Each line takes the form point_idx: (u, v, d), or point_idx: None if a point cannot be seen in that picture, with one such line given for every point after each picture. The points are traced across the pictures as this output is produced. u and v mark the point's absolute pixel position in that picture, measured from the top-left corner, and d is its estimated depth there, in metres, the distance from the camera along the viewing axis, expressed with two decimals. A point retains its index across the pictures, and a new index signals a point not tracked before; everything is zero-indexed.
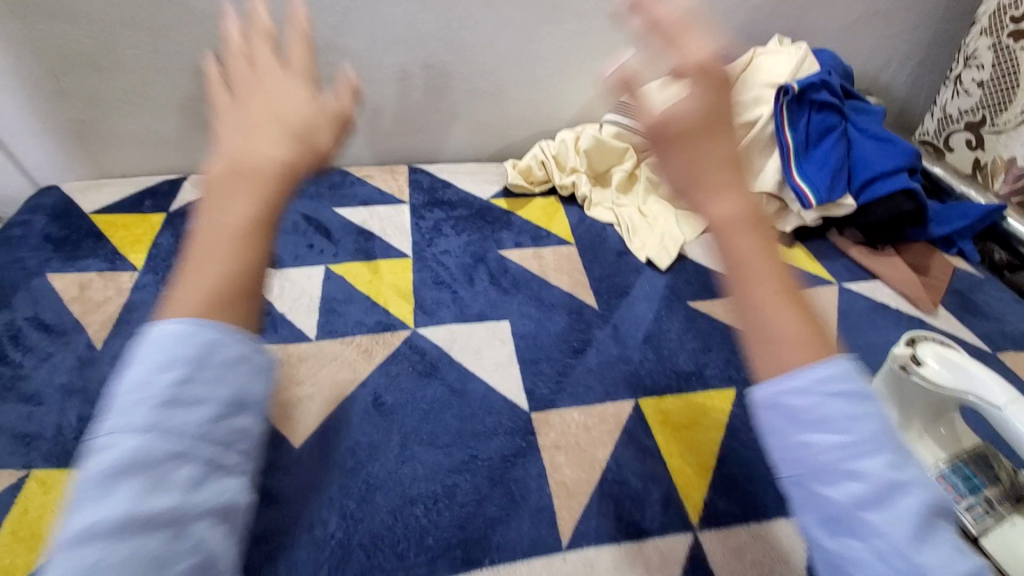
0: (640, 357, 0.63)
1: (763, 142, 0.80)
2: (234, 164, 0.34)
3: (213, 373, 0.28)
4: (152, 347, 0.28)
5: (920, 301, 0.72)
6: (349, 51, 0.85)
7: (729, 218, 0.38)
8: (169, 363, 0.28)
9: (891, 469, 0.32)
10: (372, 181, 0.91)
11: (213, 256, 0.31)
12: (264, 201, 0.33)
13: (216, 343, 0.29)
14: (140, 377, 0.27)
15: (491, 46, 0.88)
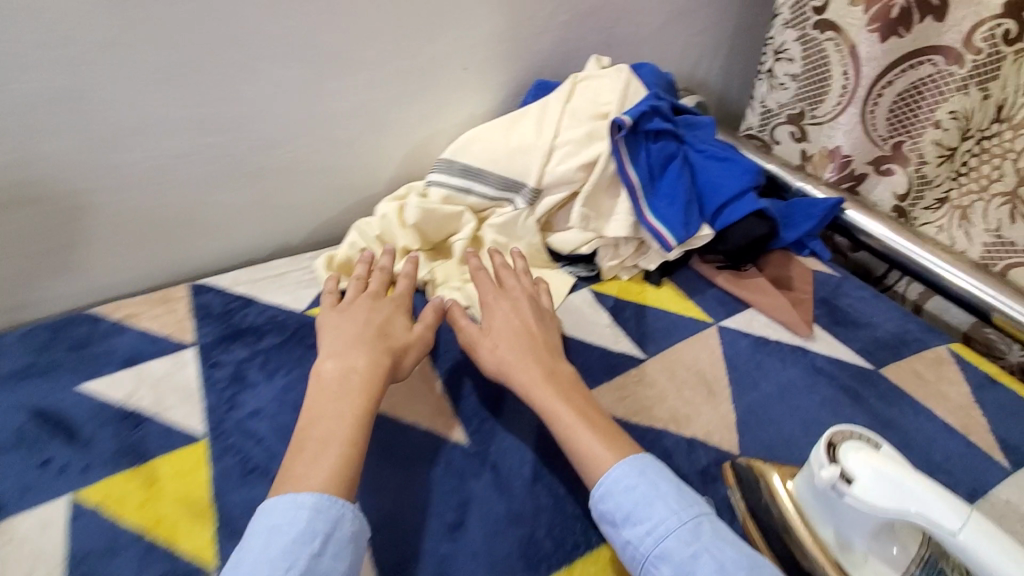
0: (534, 509, 0.51)
1: (607, 183, 0.70)
2: (341, 373, 0.52)
3: (335, 547, 0.42)
4: (286, 525, 0.42)
5: (797, 326, 0.68)
6: (53, 157, 0.60)
7: (530, 387, 0.56)
8: (303, 539, 0.41)
9: (692, 548, 0.44)
10: (136, 323, 0.67)
11: (333, 442, 0.47)
12: (367, 398, 0.51)
13: (341, 520, 0.43)
14: (284, 550, 0.41)
15: (261, 118, 0.68)
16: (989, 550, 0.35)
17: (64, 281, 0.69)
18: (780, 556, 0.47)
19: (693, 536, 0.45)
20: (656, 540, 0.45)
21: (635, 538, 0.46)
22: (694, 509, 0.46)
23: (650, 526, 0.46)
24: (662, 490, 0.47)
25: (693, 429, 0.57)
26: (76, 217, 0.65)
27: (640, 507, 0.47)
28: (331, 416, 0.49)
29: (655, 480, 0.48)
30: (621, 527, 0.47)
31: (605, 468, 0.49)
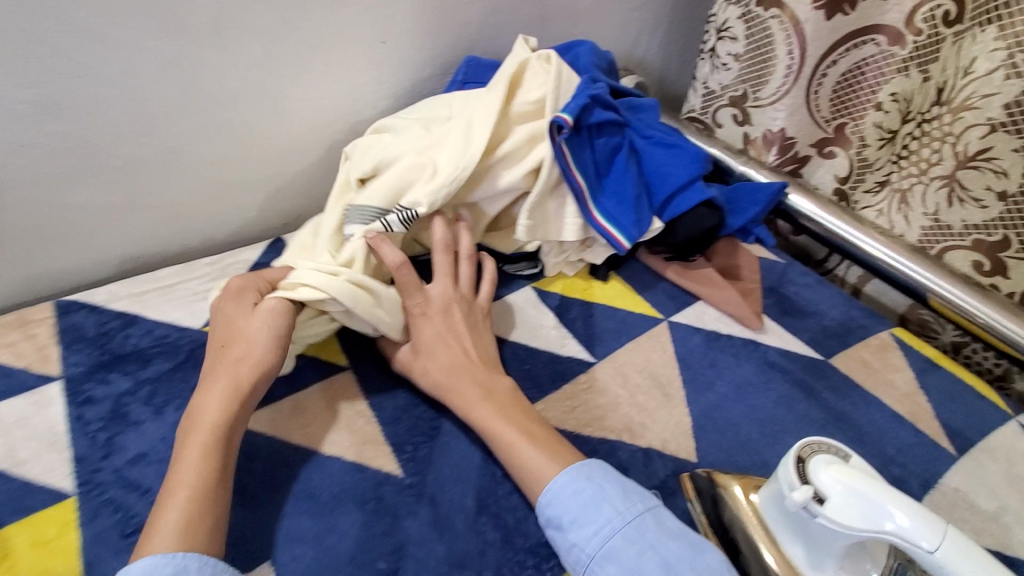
0: (478, 547, 0.44)
1: (553, 185, 0.63)
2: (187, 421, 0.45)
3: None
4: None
5: (748, 319, 0.65)
6: None
7: (467, 407, 0.50)
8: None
9: (638, 547, 0.41)
10: None
11: (183, 491, 0.41)
12: (195, 450, 0.43)
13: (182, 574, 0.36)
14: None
15: (130, 99, 0.57)
16: (966, 569, 0.31)
17: None
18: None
19: (641, 535, 0.42)
20: (603, 541, 0.42)
21: (580, 542, 0.42)
22: (644, 507, 0.43)
23: (596, 527, 0.42)
24: (610, 491, 0.44)
25: (649, 438, 0.53)
26: None
27: (586, 510, 0.43)
28: (185, 472, 0.42)
29: (601, 481, 0.45)
30: (566, 531, 0.43)
31: (548, 479, 0.45)
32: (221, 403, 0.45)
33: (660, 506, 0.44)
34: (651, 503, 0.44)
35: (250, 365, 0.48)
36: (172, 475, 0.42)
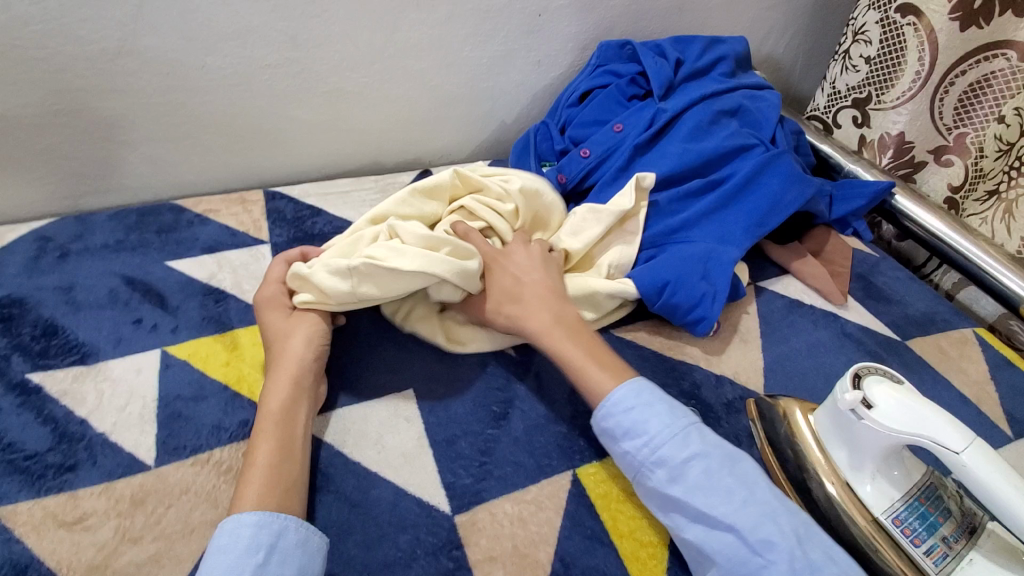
0: (571, 413, 0.55)
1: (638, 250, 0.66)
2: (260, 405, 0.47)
3: (282, 557, 0.39)
4: (228, 538, 0.39)
5: (832, 294, 0.71)
6: (153, 53, 0.65)
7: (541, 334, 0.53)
8: (251, 551, 0.39)
9: (686, 454, 0.46)
10: (216, 217, 0.72)
11: (259, 470, 0.43)
12: (270, 434, 0.45)
13: (285, 532, 0.40)
14: (229, 565, 0.38)
15: (345, 39, 0.72)
16: (986, 469, 0.39)
17: (154, 173, 0.74)
18: (792, 479, 0.51)
19: (687, 443, 0.46)
20: (653, 450, 0.46)
21: (633, 449, 0.47)
22: (687, 420, 0.48)
23: (648, 438, 0.47)
24: (657, 407, 0.48)
25: (723, 368, 0.61)
26: (167, 113, 0.70)
27: (638, 423, 0.47)
28: (261, 452, 0.44)
29: (650, 398, 0.49)
30: (621, 441, 0.48)
31: (604, 395, 0.50)
32: (282, 396, 0.47)
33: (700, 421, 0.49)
34: (692, 418, 0.48)
35: (294, 360, 0.50)
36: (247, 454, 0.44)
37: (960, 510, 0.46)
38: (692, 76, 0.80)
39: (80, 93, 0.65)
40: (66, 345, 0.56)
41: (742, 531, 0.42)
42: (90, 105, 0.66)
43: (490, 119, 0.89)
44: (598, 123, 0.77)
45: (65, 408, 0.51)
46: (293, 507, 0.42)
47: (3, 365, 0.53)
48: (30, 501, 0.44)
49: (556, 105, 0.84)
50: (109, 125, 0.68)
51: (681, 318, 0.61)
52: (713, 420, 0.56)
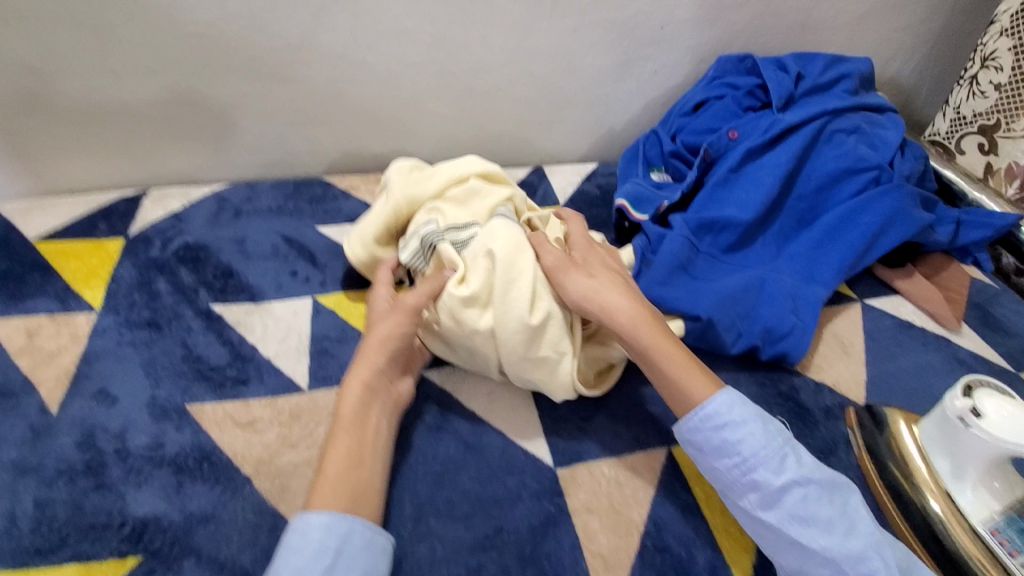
0: None
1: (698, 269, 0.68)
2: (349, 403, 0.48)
3: (349, 559, 0.41)
4: (297, 539, 0.40)
5: (946, 319, 0.69)
6: (327, 48, 0.76)
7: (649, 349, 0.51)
8: (318, 555, 0.40)
9: (781, 480, 0.45)
10: (356, 193, 0.83)
11: (327, 477, 0.44)
12: (341, 440, 0.46)
13: (351, 535, 0.41)
14: (298, 566, 0.39)
15: (484, 43, 0.80)
16: None
17: (308, 151, 0.86)
18: (890, 489, 0.51)
19: (784, 468, 0.46)
20: (746, 471, 0.46)
21: (725, 469, 0.47)
22: (783, 441, 0.47)
23: (742, 458, 0.46)
24: (751, 425, 0.47)
25: (823, 375, 0.62)
26: (327, 101, 0.81)
27: (731, 442, 0.47)
28: (334, 451, 0.45)
29: (745, 417, 0.48)
30: (710, 456, 0.48)
31: (698, 402, 0.49)
32: (356, 402, 0.48)
33: (795, 440, 0.48)
34: (789, 439, 0.47)
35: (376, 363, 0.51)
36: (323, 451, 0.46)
37: None
38: (812, 92, 0.80)
39: (264, 79, 0.77)
40: (239, 285, 0.66)
41: (841, 563, 0.43)
42: (270, 89, 0.78)
43: (601, 124, 0.94)
44: (710, 132, 0.80)
45: (238, 334, 0.61)
46: (362, 511, 0.43)
47: (192, 295, 0.64)
48: (213, 402, 0.54)
49: (668, 115, 0.87)
50: (281, 107, 0.80)
51: (762, 352, 0.61)
52: (811, 423, 0.57)
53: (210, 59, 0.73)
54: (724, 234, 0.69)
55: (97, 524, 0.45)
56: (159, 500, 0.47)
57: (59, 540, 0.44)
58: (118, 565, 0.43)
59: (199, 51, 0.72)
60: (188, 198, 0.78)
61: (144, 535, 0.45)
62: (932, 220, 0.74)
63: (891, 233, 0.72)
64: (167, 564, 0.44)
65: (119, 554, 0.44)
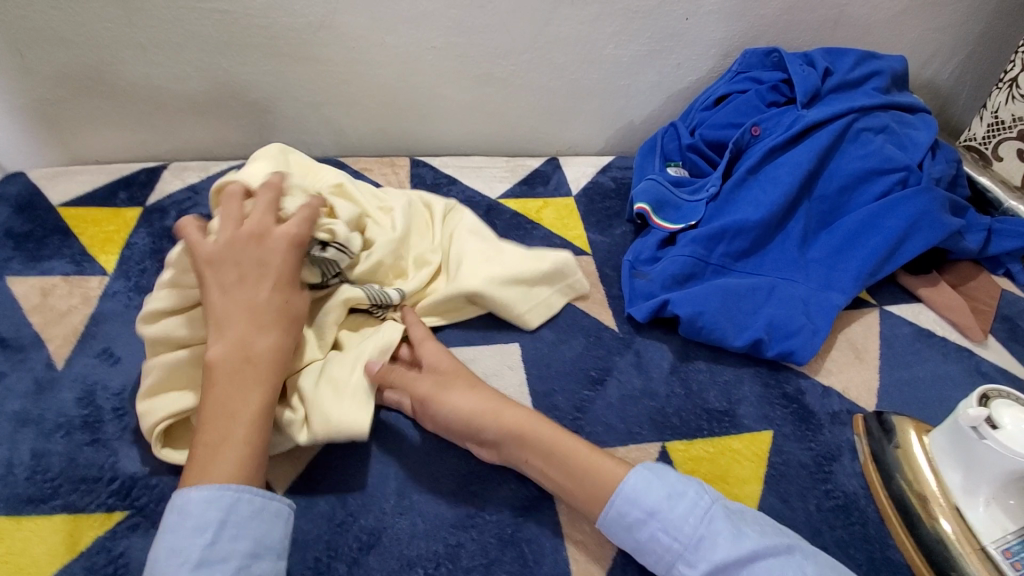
0: (666, 392, 0.57)
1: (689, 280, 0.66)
2: (235, 351, 0.45)
3: (234, 529, 0.39)
4: (179, 515, 0.39)
5: (971, 330, 0.65)
6: (346, 30, 0.76)
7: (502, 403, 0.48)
8: (199, 530, 0.38)
9: (699, 574, 0.40)
10: (369, 175, 0.83)
11: (231, 446, 0.42)
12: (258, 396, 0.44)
13: (235, 504, 0.40)
14: (175, 543, 0.38)
15: (504, 29, 0.80)
16: None
17: (325, 131, 0.86)
18: (893, 498, 0.48)
19: (700, 551, 0.40)
20: (673, 564, 0.41)
21: (650, 565, 0.42)
22: (694, 525, 0.41)
23: (663, 553, 0.42)
24: (660, 516, 0.42)
25: (832, 379, 0.59)
26: (345, 83, 0.81)
27: (648, 541, 0.42)
28: (218, 396, 0.43)
29: (651, 506, 0.42)
30: (640, 560, 0.43)
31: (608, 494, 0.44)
32: (231, 347, 0.45)
33: (710, 506, 0.42)
34: (698, 512, 0.41)
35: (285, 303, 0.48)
36: (210, 399, 0.43)
37: None
38: (839, 89, 0.77)
39: (284, 58, 0.78)
40: None
41: None
42: (289, 68, 0.79)
43: (620, 116, 0.93)
44: (731, 126, 0.78)
45: None
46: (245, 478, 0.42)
47: None
48: None
49: (688, 109, 0.85)
50: (300, 87, 0.81)
51: (768, 350, 0.59)
52: (815, 426, 0.55)
53: (232, 36, 0.74)
54: (738, 238, 0.67)
55: (89, 478, 0.46)
56: (150, 459, 0.48)
57: (52, 490, 0.46)
58: (104, 519, 0.44)
59: (223, 26, 0.74)
60: (206, 172, 0.79)
61: (131, 492, 0.46)
62: (962, 226, 0.70)
63: (917, 237, 0.68)
64: (152, 521, 0.44)
65: (107, 508, 0.45)
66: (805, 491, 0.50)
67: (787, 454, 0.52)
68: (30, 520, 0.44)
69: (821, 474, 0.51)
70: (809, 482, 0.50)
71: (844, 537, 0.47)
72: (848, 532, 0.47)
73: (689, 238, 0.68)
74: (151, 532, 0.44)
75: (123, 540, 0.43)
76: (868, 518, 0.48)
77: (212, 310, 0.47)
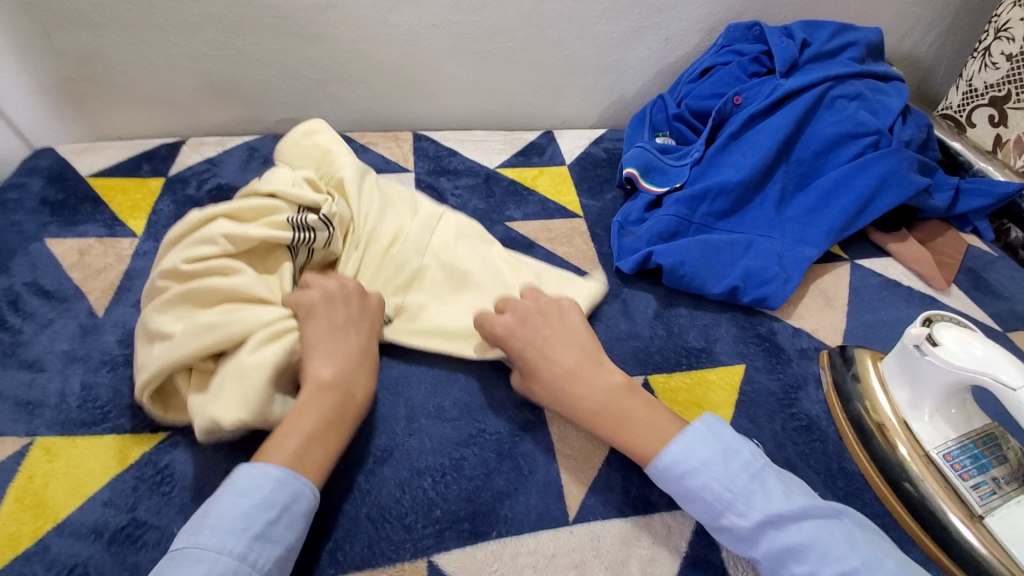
0: (650, 333, 0.62)
1: (670, 236, 0.71)
2: (335, 383, 0.47)
3: (291, 521, 0.40)
4: (253, 484, 0.41)
5: (934, 279, 0.71)
6: (352, 10, 0.81)
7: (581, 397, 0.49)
8: (267, 505, 0.40)
9: (751, 523, 0.42)
10: (375, 148, 0.88)
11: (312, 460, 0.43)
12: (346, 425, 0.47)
13: (301, 496, 0.41)
14: (243, 512, 0.39)
15: (500, 8, 0.84)
16: None
17: (333, 107, 0.92)
18: (850, 416, 0.54)
19: (750, 502, 0.42)
20: (721, 512, 0.43)
21: (700, 512, 0.44)
22: (748, 474, 0.43)
23: (712, 499, 0.43)
24: (713, 466, 0.44)
25: (803, 322, 0.65)
26: (351, 61, 0.87)
27: (696, 485, 0.44)
28: (301, 419, 0.45)
29: (709, 456, 0.44)
30: (684, 504, 0.45)
31: (655, 455, 0.45)
32: (333, 375, 0.48)
33: (766, 468, 0.44)
34: (753, 470, 0.43)
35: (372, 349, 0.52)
36: (302, 415, 0.45)
37: (1018, 460, 0.48)
38: (817, 59, 0.82)
39: (294, 37, 0.83)
40: None
41: None
42: (299, 47, 0.84)
43: (612, 91, 0.98)
44: (715, 96, 0.83)
45: None
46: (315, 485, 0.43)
47: None
48: None
49: (676, 82, 0.90)
50: (310, 65, 0.86)
51: (744, 296, 0.64)
52: (784, 361, 0.60)
53: (247, 17, 0.80)
54: (719, 198, 0.72)
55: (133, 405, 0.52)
56: None
57: (101, 414, 0.52)
58: (149, 438, 0.50)
59: (239, 8, 0.79)
60: (222, 146, 0.85)
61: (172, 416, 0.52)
62: (928, 184, 0.75)
63: (887, 195, 0.73)
64: (191, 439, 0.50)
65: (150, 429, 0.51)
66: (772, 414, 0.55)
67: (757, 383, 0.58)
68: (84, 439, 0.50)
69: (788, 400, 0.57)
70: (776, 407, 0.56)
71: (806, 450, 0.53)
72: (810, 447, 0.53)
73: (672, 199, 0.73)
74: (191, 449, 0.50)
75: (166, 454, 0.49)
76: (828, 437, 0.54)
77: (309, 335, 0.50)
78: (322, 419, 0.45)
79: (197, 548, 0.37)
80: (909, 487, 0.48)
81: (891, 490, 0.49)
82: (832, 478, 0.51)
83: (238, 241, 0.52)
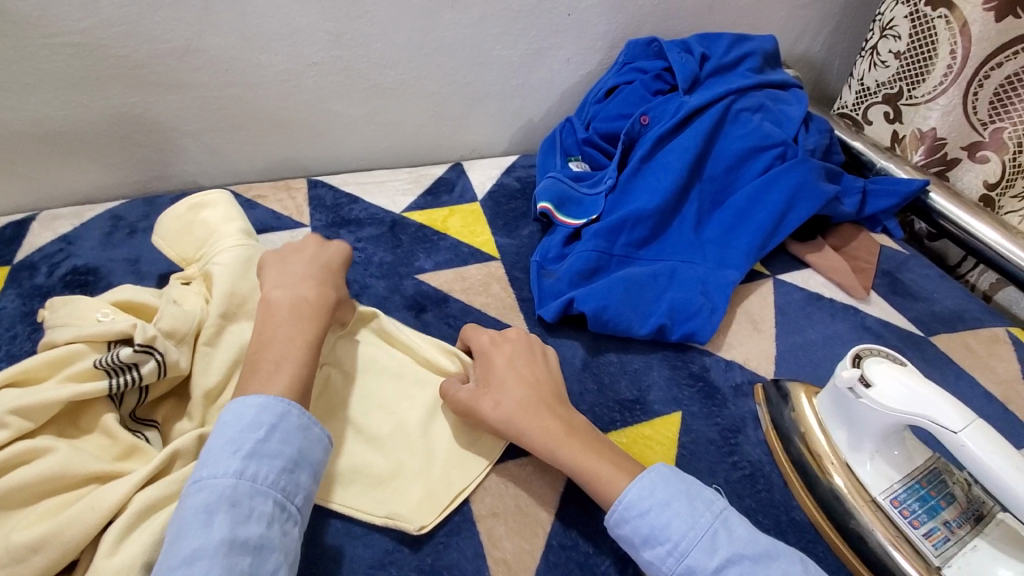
0: (580, 389, 0.58)
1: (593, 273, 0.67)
2: (291, 300, 0.50)
3: (282, 434, 0.43)
4: (234, 416, 0.43)
5: (854, 289, 0.70)
6: (216, 52, 0.72)
7: (543, 439, 0.47)
8: (256, 425, 0.42)
9: (716, 562, 0.40)
10: (265, 203, 0.79)
11: (286, 368, 0.46)
12: (316, 326, 0.50)
13: (288, 414, 0.44)
14: (231, 438, 0.41)
15: (386, 38, 0.77)
16: (984, 447, 0.40)
17: (211, 160, 0.82)
18: (793, 460, 0.51)
19: (714, 547, 0.41)
20: (680, 558, 0.41)
21: (657, 559, 0.42)
22: (712, 514, 0.42)
23: (671, 546, 0.42)
24: (676, 503, 0.43)
25: (733, 354, 0.62)
26: (225, 107, 0.77)
27: (658, 528, 0.42)
28: (268, 330, 0.48)
29: (668, 496, 0.43)
30: (641, 550, 0.43)
31: (615, 494, 0.44)
32: (289, 299, 0.51)
33: (728, 508, 0.43)
34: (717, 511, 0.42)
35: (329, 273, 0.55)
36: (266, 331, 0.48)
37: (966, 497, 0.47)
38: (716, 73, 0.81)
39: (152, 88, 0.72)
40: None
41: None
42: (160, 97, 0.74)
43: (519, 115, 0.93)
44: (621, 117, 0.79)
45: None
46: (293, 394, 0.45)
47: None
48: None
49: (582, 103, 0.87)
50: (177, 117, 0.76)
51: (672, 333, 0.61)
52: (720, 402, 0.57)
53: (90, 70, 0.69)
54: (637, 227, 0.69)
55: None
56: None
57: None
58: None
59: (79, 61, 0.68)
60: (81, 218, 0.73)
61: None
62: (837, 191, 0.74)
63: (802, 204, 0.72)
64: None
65: None
66: (713, 467, 0.52)
67: (695, 432, 0.55)
68: None
69: (727, 446, 0.54)
70: (717, 457, 0.53)
71: (752, 505, 0.50)
72: (755, 500, 0.50)
73: (590, 230, 0.69)
74: None
75: None
76: (773, 485, 0.51)
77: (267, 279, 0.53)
78: (286, 333, 0.48)
79: (197, 482, 0.39)
80: (860, 536, 0.46)
81: (843, 540, 0.47)
82: (781, 533, 0.48)
83: (30, 412, 0.42)
